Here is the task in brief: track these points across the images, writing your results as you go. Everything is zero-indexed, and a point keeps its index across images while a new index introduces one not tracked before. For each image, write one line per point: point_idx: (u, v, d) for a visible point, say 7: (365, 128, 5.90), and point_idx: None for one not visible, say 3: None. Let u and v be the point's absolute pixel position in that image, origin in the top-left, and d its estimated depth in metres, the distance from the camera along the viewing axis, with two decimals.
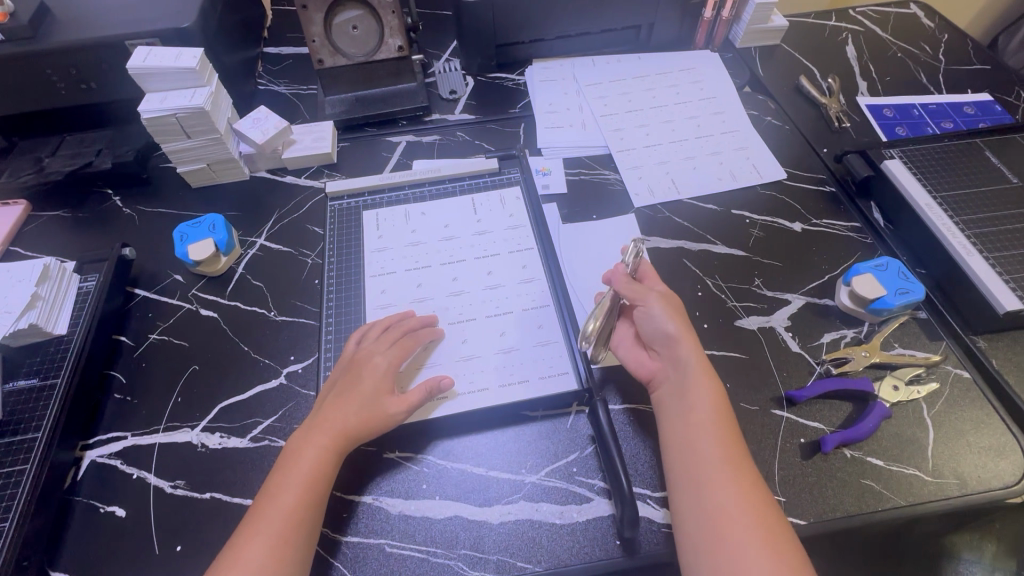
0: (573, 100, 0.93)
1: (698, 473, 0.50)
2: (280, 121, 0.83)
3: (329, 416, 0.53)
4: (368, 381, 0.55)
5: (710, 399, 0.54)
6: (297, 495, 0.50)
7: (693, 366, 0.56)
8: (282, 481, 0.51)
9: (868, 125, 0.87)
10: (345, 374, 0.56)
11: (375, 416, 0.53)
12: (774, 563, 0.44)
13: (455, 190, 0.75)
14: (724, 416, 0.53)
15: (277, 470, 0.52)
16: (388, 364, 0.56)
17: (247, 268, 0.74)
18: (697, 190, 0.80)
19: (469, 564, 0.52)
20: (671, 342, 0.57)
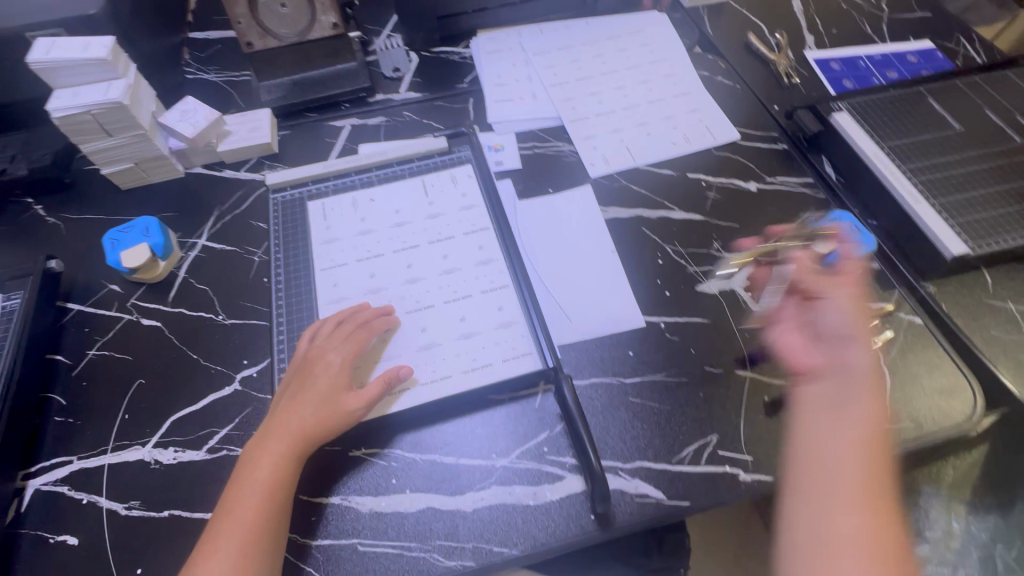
0: (522, 71, 0.90)
1: (821, 497, 0.47)
2: (210, 112, 0.77)
3: (284, 421, 0.52)
4: (322, 381, 0.53)
5: (868, 415, 0.50)
6: (256, 506, 0.49)
7: (861, 373, 0.53)
8: (241, 489, 0.50)
9: (816, 79, 0.87)
10: (299, 371, 0.54)
11: (332, 417, 0.52)
12: None
13: (404, 173, 0.72)
14: (878, 439, 0.49)
15: (234, 481, 0.50)
16: (343, 357, 0.54)
17: (189, 271, 0.70)
18: (653, 157, 0.78)
19: (445, 554, 0.51)
20: (845, 342, 0.55)
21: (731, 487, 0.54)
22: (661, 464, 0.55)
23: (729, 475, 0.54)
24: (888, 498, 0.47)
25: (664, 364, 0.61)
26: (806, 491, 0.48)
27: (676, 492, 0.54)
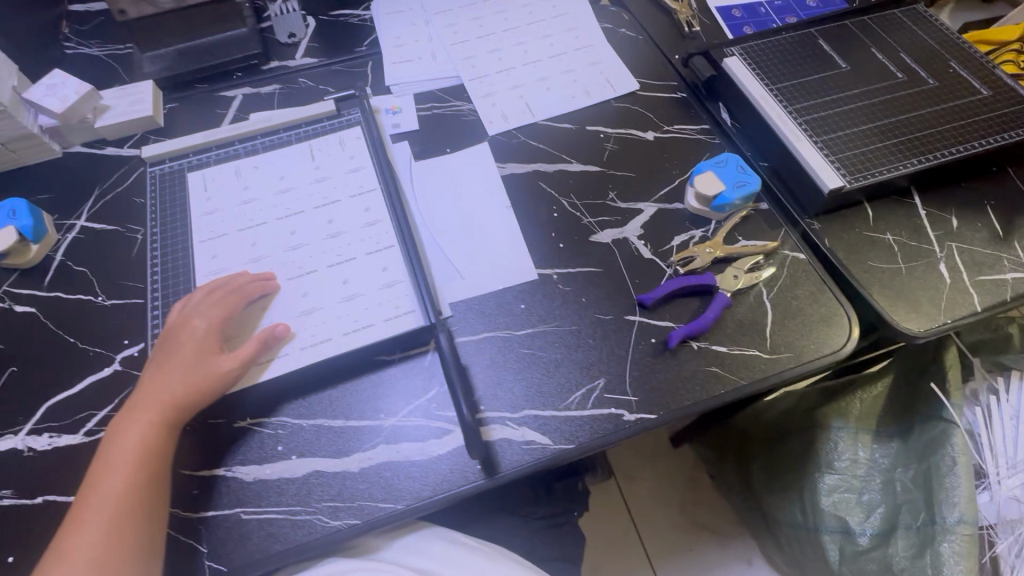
0: (422, 31, 0.87)
1: None
2: (81, 85, 0.73)
3: (151, 390, 0.51)
4: (187, 346, 0.52)
5: None
6: (123, 475, 0.48)
7: None
8: (109, 462, 0.49)
9: (718, 27, 0.87)
10: (166, 341, 0.53)
11: (199, 382, 0.51)
12: None
13: (290, 139, 0.70)
14: None
15: (101, 453, 0.50)
16: (210, 322, 0.53)
17: (66, 254, 0.67)
18: (552, 111, 0.77)
19: (330, 515, 0.51)
20: None
21: (616, 426, 0.55)
22: (549, 410, 0.56)
23: (614, 416, 0.55)
24: None
25: (556, 315, 0.61)
26: None
27: (563, 436, 0.54)
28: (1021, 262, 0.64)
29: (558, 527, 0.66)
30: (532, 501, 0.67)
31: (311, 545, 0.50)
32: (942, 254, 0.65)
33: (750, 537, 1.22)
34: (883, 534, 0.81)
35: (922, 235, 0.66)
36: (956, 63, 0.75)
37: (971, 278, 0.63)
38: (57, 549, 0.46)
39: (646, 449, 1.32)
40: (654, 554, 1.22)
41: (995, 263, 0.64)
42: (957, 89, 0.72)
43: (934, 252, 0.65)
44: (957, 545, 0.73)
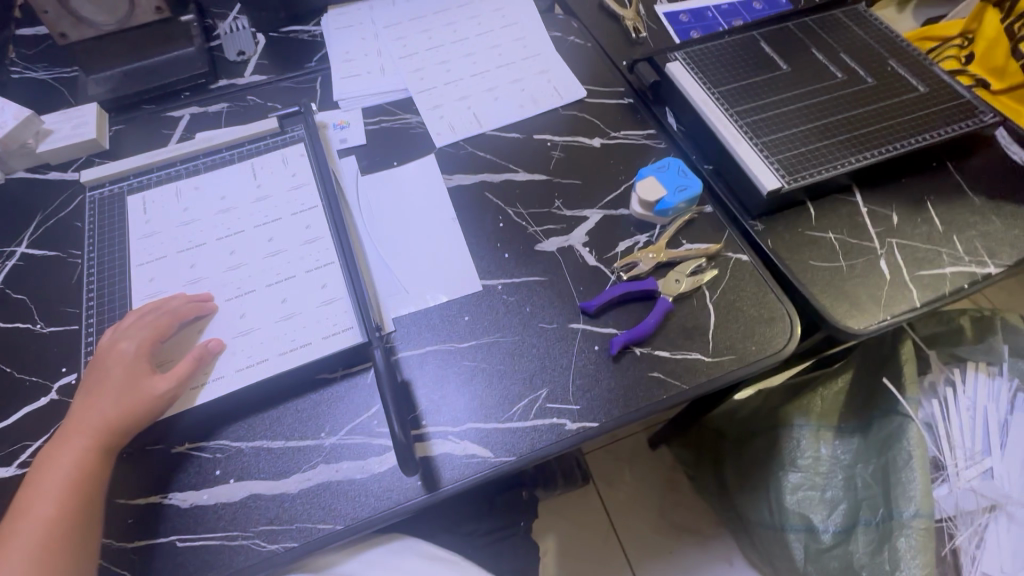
0: (371, 45, 0.87)
1: None
2: (20, 111, 0.72)
3: (81, 416, 0.50)
4: (116, 371, 0.51)
5: None
6: (50, 503, 0.47)
7: None
8: (36, 494, 0.48)
9: (665, 32, 0.88)
10: (94, 368, 0.52)
11: (130, 406, 0.50)
12: None
13: (232, 158, 0.69)
14: None
15: (28, 484, 0.49)
16: (138, 344, 0.52)
17: (6, 282, 0.66)
18: (499, 121, 0.78)
19: (268, 538, 0.50)
20: None
21: (558, 436, 0.55)
22: (492, 423, 0.55)
23: (556, 426, 0.55)
24: None
25: (500, 326, 0.61)
26: None
27: (505, 448, 0.54)
28: (960, 256, 0.65)
29: (501, 540, 0.69)
30: (474, 517, 0.69)
31: (246, 570, 0.49)
32: (883, 250, 0.65)
33: (730, 536, 1.22)
34: (845, 531, 0.81)
35: (864, 232, 0.66)
36: (895, 62, 0.76)
37: (911, 273, 0.64)
38: None
39: (625, 452, 1.32)
40: (634, 559, 1.21)
41: (935, 257, 0.65)
42: (895, 88, 0.73)
43: (875, 249, 0.65)
44: (913, 540, 0.71)
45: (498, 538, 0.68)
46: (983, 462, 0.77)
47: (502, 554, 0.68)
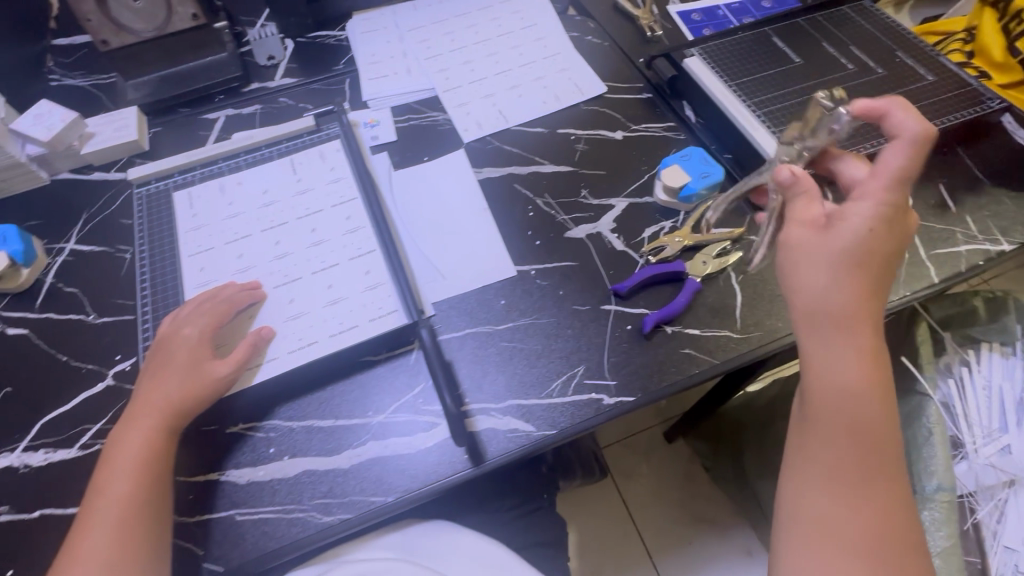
0: (396, 48, 0.91)
1: (861, 427, 0.46)
2: (67, 113, 0.75)
3: (146, 399, 0.52)
4: (178, 356, 0.54)
5: (860, 351, 0.47)
6: (122, 480, 0.49)
7: (835, 315, 0.47)
8: (108, 471, 0.50)
9: (679, 31, 0.91)
10: (157, 352, 0.55)
11: (194, 387, 0.53)
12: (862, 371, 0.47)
13: (272, 155, 0.72)
14: (864, 315, 0.48)
15: (100, 464, 0.51)
16: (200, 329, 0.55)
17: (57, 277, 0.68)
18: (524, 117, 0.81)
19: (323, 511, 0.52)
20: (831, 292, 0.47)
21: (596, 411, 0.57)
22: (531, 399, 0.58)
23: (595, 401, 0.57)
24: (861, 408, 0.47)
25: (535, 309, 0.63)
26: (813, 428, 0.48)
27: (545, 423, 0.56)
28: (974, 235, 0.68)
29: (530, 516, 0.70)
30: (498, 495, 0.70)
31: (304, 541, 0.51)
32: None
33: (748, 526, 1.23)
34: None
35: None
36: (903, 53, 0.80)
37: (928, 252, 0.66)
38: (65, 555, 0.47)
39: (642, 445, 1.34)
40: (654, 549, 1.23)
41: (950, 237, 0.67)
42: (904, 78, 0.76)
43: None
44: (936, 512, 0.72)
45: (525, 513, 0.70)
46: (1000, 439, 0.79)
47: (531, 527, 0.69)
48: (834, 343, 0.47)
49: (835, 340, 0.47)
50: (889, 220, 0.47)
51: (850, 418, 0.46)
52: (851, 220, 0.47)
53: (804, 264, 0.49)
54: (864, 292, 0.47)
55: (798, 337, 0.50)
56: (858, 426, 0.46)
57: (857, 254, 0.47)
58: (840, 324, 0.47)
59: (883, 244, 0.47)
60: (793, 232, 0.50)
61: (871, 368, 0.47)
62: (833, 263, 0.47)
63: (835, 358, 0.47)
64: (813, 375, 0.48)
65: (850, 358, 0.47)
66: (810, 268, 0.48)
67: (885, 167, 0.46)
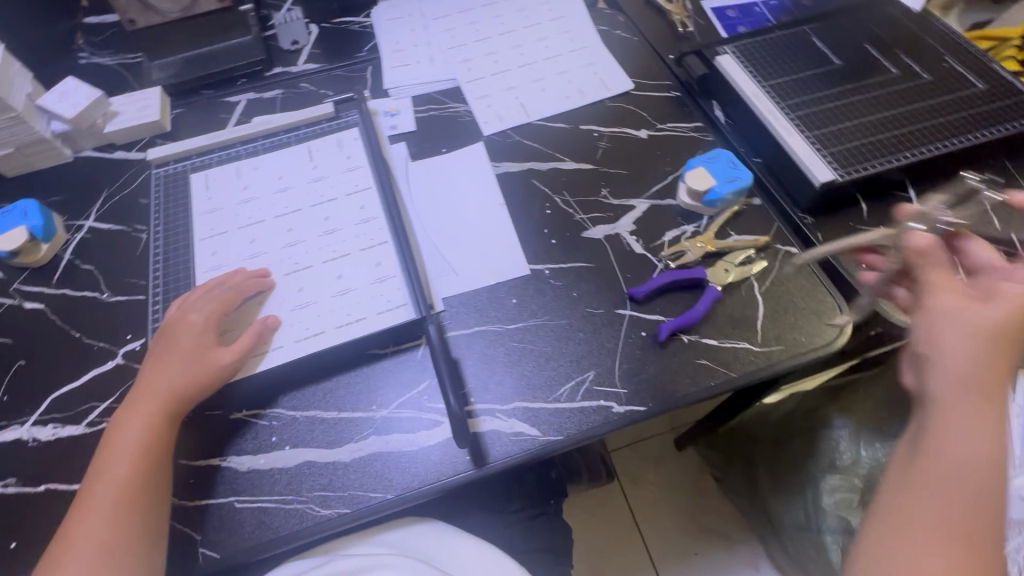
0: (420, 36, 0.89)
1: (946, 510, 0.40)
2: (91, 91, 0.76)
3: (149, 385, 0.52)
4: (185, 342, 0.53)
5: (988, 442, 0.41)
6: (121, 468, 0.49)
7: (961, 384, 0.43)
8: (109, 458, 0.50)
9: (712, 27, 0.88)
10: (163, 337, 0.54)
11: (199, 373, 0.52)
12: (981, 451, 0.41)
13: (289, 141, 0.71)
14: (986, 395, 0.42)
15: (100, 450, 0.51)
16: (207, 315, 0.55)
17: (74, 253, 0.69)
18: (546, 111, 0.79)
19: (322, 503, 0.52)
20: (968, 360, 0.43)
21: (605, 418, 0.55)
22: (539, 402, 0.56)
23: (603, 408, 0.56)
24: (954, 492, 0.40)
25: (547, 310, 0.62)
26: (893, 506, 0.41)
27: (552, 428, 0.55)
28: None
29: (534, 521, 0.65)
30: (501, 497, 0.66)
31: (300, 532, 0.51)
32: None
33: (757, 542, 1.20)
34: None
35: None
36: (952, 58, 0.75)
37: None
38: (63, 539, 0.47)
39: (650, 451, 1.31)
40: (657, 556, 1.20)
41: None
42: (953, 84, 0.72)
43: None
44: None
45: (537, 516, 0.65)
46: None
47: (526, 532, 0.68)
48: (971, 404, 0.42)
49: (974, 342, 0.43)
50: None
51: (960, 484, 0.40)
52: (1010, 299, 0.44)
53: (948, 334, 0.44)
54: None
55: (929, 411, 0.44)
56: (956, 499, 0.40)
57: (1004, 333, 0.43)
58: (981, 389, 0.43)
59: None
60: (941, 295, 0.46)
61: (1005, 448, 0.41)
62: (987, 315, 0.44)
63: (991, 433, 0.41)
64: (944, 435, 0.42)
65: (987, 447, 0.41)
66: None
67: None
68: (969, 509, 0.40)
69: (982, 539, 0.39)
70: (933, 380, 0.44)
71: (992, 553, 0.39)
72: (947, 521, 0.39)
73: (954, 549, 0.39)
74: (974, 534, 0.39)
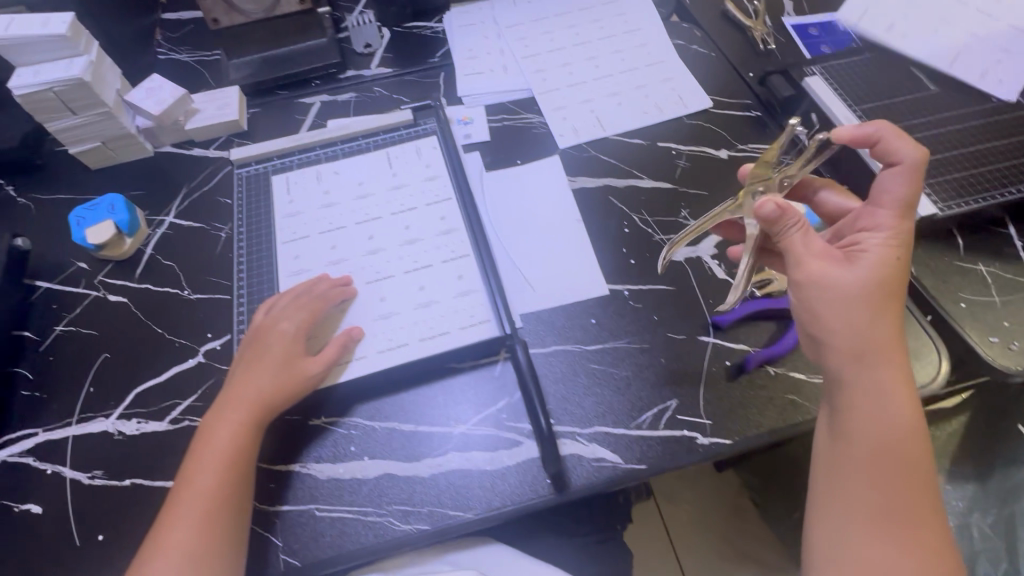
0: (493, 44, 0.89)
1: (873, 479, 0.46)
2: (177, 88, 0.77)
3: (238, 392, 0.52)
4: (275, 350, 0.54)
5: (898, 394, 0.47)
6: (211, 475, 0.49)
7: (864, 352, 0.47)
8: (199, 463, 0.50)
9: (794, 45, 0.85)
10: (253, 344, 0.55)
11: (289, 383, 0.53)
12: (892, 418, 0.46)
13: (368, 146, 0.72)
14: (892, 359, 0.47)
15: (190, 455, 0.51)
16: (297, 325, 0.55)
17: (156, 248, 0.70)
18: (623, 126, 0.77)
19: (401, 518, 0.51)
20: (865, 327, 0.47)
21: (688, 450, 0.54)
22: (620, 428, 0.55)
23: (688, 439, 0.54)
24: (873, 463, 0.46)
25: (627, 332, 0.60)
26: (832, 491, 0.47)
27: (633, 456, 0.54)
28: None
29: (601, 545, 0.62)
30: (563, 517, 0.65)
31: (380, 546, 0.50)
32: None
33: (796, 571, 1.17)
34: None
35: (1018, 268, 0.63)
36: None
37: None
38: (154, 542, 0.47)
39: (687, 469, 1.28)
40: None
41: None
42: None
43: None
44: None
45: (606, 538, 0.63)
46: None
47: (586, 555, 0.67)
48: (873, 377, 0.47)
49: (868, 312, 0.47)
50: (898, 267, 0.48)
51: (886, 452, 0.46)
52: (871, 253, 0.48)
53: (833, 308, 0.47)
54: (905, 279, 0.49)
55: (834, 379, 0.48)
56: (879, 460, 0.46)
57: (880, 289, 0.47)
58: (877, 356, 0.47)
59: (899, 276, 0.48)
60: (810, 266, 0.48)
61: (913, 404, 0.47)
62: (864, 282, 0.47)
63: (901, 397, 0.47)
64: (860, 411, 0.47)
65: (901, 409, 0.46)
66: (889, 173, 0.50)
67: (891, 198, 0.49)
68: (897, 471, 0.46)
69: (910, 493, 0.45)
70: (833, 357, 0.48)
71: (926, 498, 0.46)
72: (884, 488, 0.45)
73: (889, 510, 0.45)
74: (906, 490, 0.45)
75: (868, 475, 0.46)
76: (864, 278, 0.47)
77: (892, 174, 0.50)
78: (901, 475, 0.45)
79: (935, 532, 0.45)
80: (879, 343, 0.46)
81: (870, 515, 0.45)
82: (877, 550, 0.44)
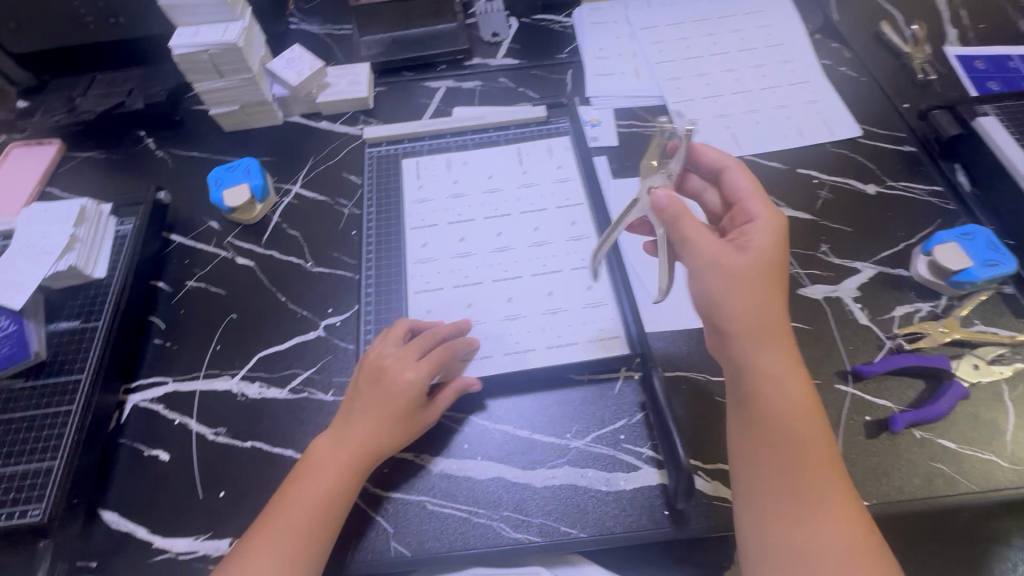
0: (625, 45, 0.86)
1: (786, 464, 0.43)
2: (315, 61, 0.78)
3: (359, 421, 0.51)
4: (395, 394, 0.51)
5: (792, 376, 0.45)
6: (327, 480, 0.49)
7: (758, 336, 0.45)
8: (314, 469, 0.49)
9: (957, 78, 0.78)
10: (372, 381, 0.52)
11: (410, 427, 0.51)
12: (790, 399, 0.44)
13: (498, 139, 0.71)
14: (784, 339, 0.45)
15: (305, 463, 0.51)
16: (425, 378, 0.52)
17: (283, 216, 0.72)
18: (761, 147, 0.73)
19: (512, 526, 0.50)
20: (750, 309, 0.45)
21: None
22: None
23: None
24: (786, 446, 0.43)
25: None
26: (750, 481, 0.44)
27: None
28: None
29: None
30: None
31: (488, 551, 0.50)
32: None
33: None
34: None
35: None
36: None
37: None
38: (262, 524, 0.48)
39: None
40: None
41: None
42: None
43: None
44: None
45: None
46: None
47: None
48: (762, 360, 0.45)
49: (748, 293, 0.45)
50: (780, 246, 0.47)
51: (784, 435, 0.44)
52: (748, 240, 0.47)
53: (727, 292, 0.45)
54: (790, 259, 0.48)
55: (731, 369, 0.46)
56: (791, 446, 0.43)
57: (761, 267, 0.46)
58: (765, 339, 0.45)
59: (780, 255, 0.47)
60: (698, 253, 0.47)
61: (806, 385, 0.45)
62: (747, 262, 0.46)
63: (779, 379, 0.45)
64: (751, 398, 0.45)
65: (790, 390, 0.44)
66: (733, 173, 0.52)
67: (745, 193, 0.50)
68: (805, 454, 0.43)
69: (826, 473, 0.43)
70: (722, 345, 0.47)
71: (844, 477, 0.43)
72: (781, 477, 0.43)
73: (808, 492, 0.42)
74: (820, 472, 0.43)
75: (759, 462, 0.44)
76: (736, 259, 0.46)
77: (737, 173, 0.52)
78: (814, 456, 0.43)
79: (845, 518, 0.41)
80: (763, 324, 0.45)
81: (792, 500, 0.42)
82: (799, 540, 0.41)
